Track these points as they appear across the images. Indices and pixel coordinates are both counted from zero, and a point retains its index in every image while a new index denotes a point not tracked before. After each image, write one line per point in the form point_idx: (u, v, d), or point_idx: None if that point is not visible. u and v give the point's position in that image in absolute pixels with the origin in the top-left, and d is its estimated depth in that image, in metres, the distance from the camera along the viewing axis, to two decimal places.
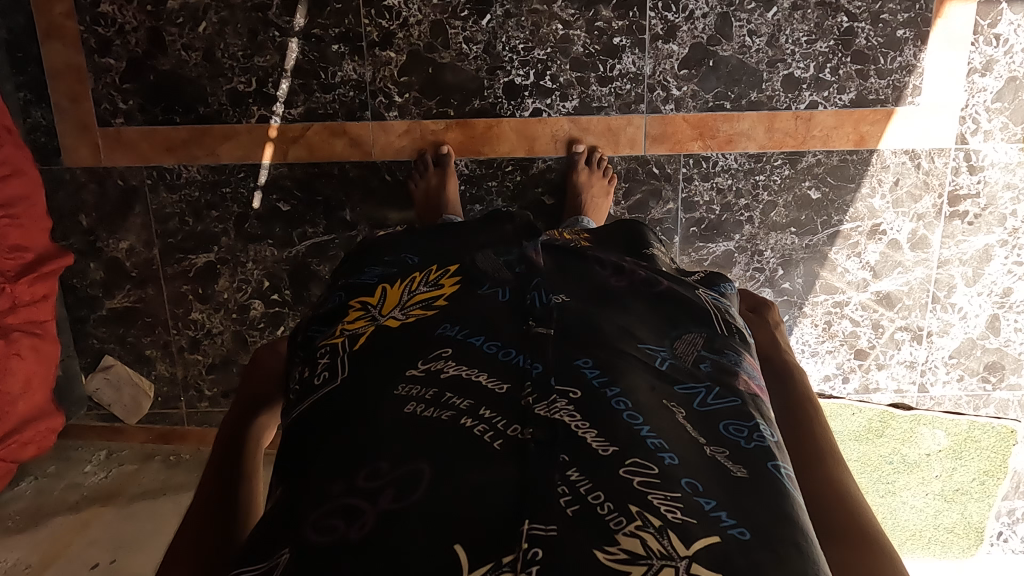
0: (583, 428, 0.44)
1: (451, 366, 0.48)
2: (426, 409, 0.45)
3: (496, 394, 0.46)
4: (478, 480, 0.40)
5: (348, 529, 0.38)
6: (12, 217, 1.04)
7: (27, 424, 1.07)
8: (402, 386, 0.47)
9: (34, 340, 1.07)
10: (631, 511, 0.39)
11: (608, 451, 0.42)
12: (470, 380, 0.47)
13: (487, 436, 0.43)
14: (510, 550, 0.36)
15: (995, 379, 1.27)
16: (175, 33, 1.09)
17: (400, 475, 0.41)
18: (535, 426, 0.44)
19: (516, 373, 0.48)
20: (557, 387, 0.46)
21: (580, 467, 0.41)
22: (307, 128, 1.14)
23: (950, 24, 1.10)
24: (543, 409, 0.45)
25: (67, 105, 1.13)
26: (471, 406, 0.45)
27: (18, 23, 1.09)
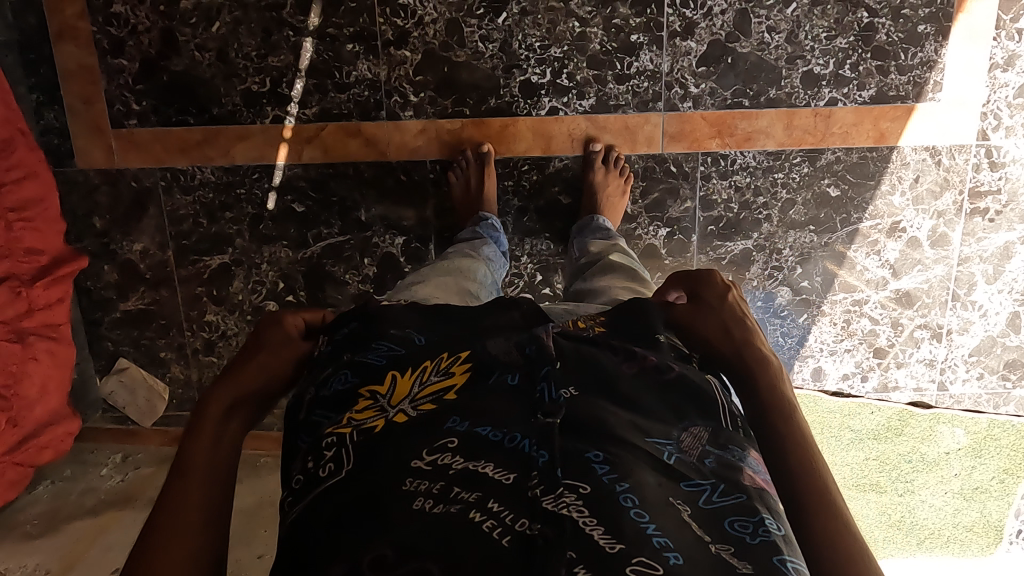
0: (590, 524, 0.42)
1: (459, 461, 0.47)
2: (435, 505, 0.44)
3: (506, 486, 0.45)
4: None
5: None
6: (27, 220, 1.03)
7: (44, 427, 1.07)
8: (410, 480, 0.45)
9: (50, 344, 1.06)
10: None
11: (615, 549, 0.41)
12: (478, 474, 0.46)
13: (495, 532, 0.42)
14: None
15: (1016, 376, 1.26)
16: (189, 33, 1.09)
17: (407, 571, 0.39)
18: (543, 522, 0.42)
19: (522, 465, 0.47)
20: (565, 481, 0.45)
21: (588, 567, 0.40)
22: (322, 128, 1.13)
23: (973, 19, 1.09)
24: (550, 502, 0.44)
25: (81, 107, 1.12)
26: (479, 500, 0.44)
27: (30, 25, 1.08)
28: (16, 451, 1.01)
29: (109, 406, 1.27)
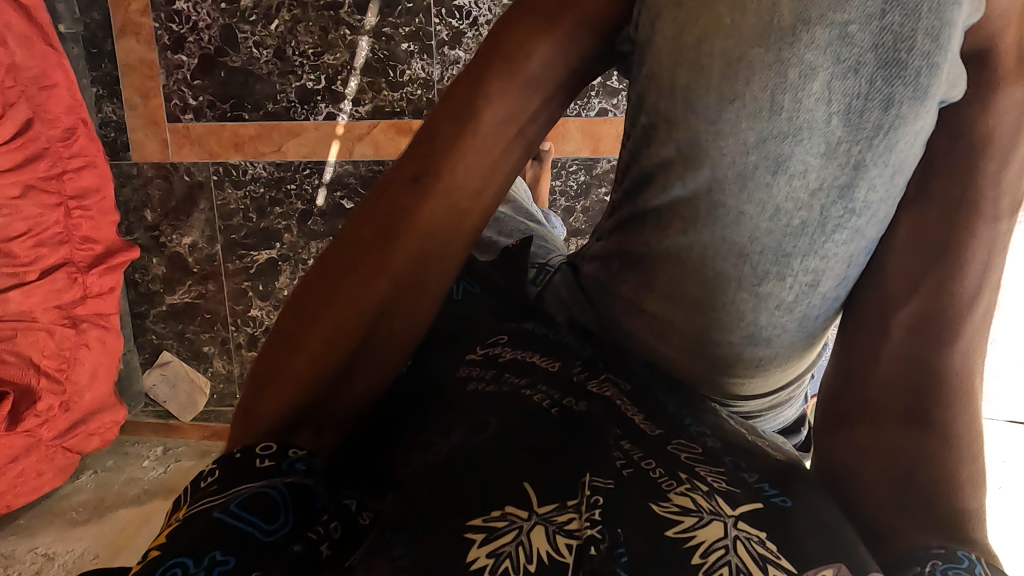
0: (628, 405, 0.37)
1: (508, 350, 0.41)
2: (485, 384, 0.38)
3: (550, 370, 0.40)
4: (530, 444, 0.33)
5: (425, 457, 0.33)
6: (85, 208, 1.05)
7: (92, 415, 1.07)
8: (462, 367, 0.40)
9: (101, 332, 1.07)
10: (681, 476, 0.31)
11: (655, 432, 0.35)
12: (528, 362, 0.40)
13: (545, 404, 0.36)
14: (573, 494, 0.30)
15: None
16: (248, 30, 1.11)
17: (466, 426, 0.35)
18: (590, 400, 0.37)
19: (564, 353, 0.42)
20: (607, 372, 0.40)
21: (633, 440, 0.34)
22: (374, 126, 1.15)
23: None
24: (595, 386, 0.39)
25: (139, 101, 1.14)
26: (529, 382, 0.38)
27: (94, 19, 1.11)
28: (65, 437, 1.01)
29: (150, 400, 1.28)
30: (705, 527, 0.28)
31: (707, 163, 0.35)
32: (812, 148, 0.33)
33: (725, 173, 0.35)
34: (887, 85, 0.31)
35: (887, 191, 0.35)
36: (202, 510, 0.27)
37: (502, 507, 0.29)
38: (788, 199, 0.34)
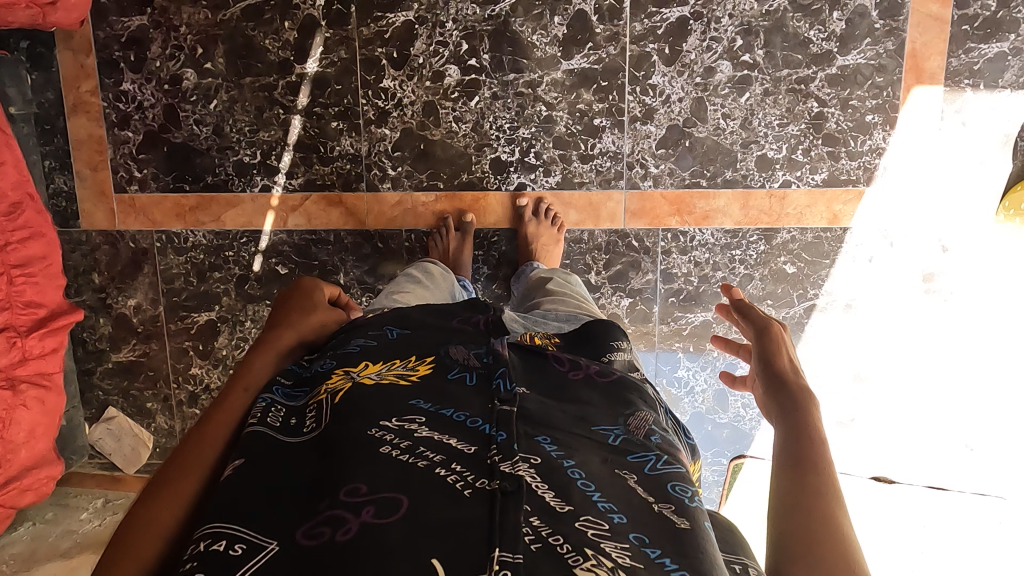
0: (540, 484, 0.46)
1: (425, 429, 0.51)
2: (401, 454, 0.47)
3: (467, 453, 0.49)
4: (454, 517, 0.42)
5: (334, 533, 0.41)
6: (29, 275, 1.12)
7: (27, 471, 1.14)
8: (376, 429, 0.49)
9: (40, 392, 1.13)
10: (586, 552, 0.41)
11: (565, 508, 0.45)
12: (443, 442, 0.50)
13: (458, 484, 0.45)
14: (482, 569, 0.39)
15: (976, 446, 1.27)
16: (189, 109, 1.18)
17: (380, 497, 0.43)
18: (502, 478, 0.46)
19: (481, 438, 0.51)
20: (519, 453, 0.49)
21: (543, 518, 0.43)
22: (306, 198, 1.22)
23: (917, 110, 1.15)
24: (507, 465, 0.47)
25: (88, 173, 1.23)
26: (443, 459, 0.48)
27: (48, 99, 1.20)
28: None
29: (94, 452, 1.34)
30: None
31: None
32: None
33: None
34: None
35: None
36: None
37: None
38: None
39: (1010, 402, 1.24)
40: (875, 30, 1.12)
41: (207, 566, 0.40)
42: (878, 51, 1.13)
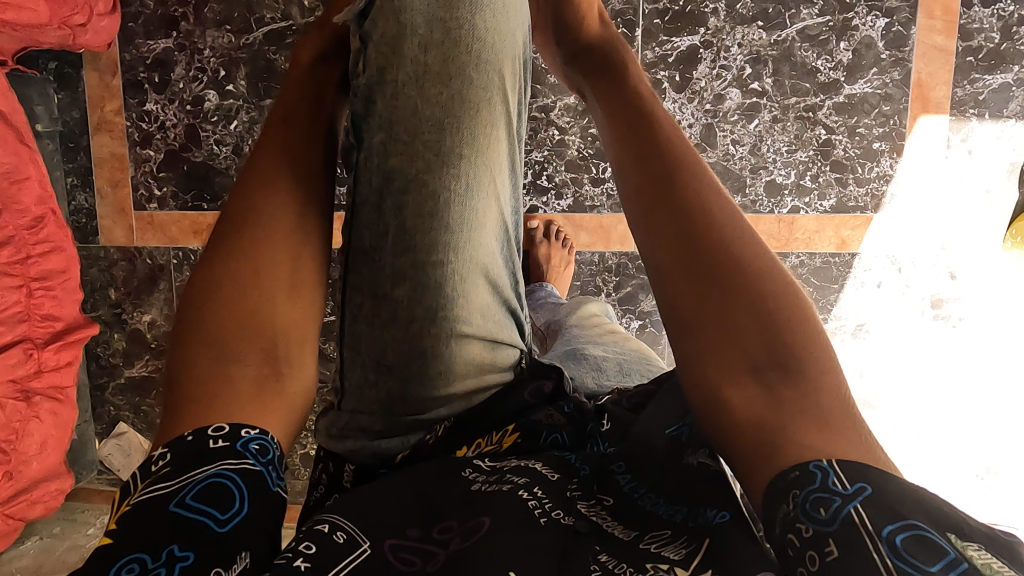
0: (611, 522, 0.46)
1: (516, 462, 0.51)
2: (488, 485, 0.47)
3: (550, 480, 0.48)
4: (529, 537, 0.41)
5: (424, 565, 0.39)
6: (48, 288, 1.14)
7: (38, 483, 1.14)
8: (469, 472, 0.48)
9: (54, 404, 1.14)
10: (645, 565, 0.41)
11: (629, 535, 0.45)
12: (531, 468, 0.50)
13: (537, 511, 0.44)
14: None
15: (985, 473, 1.27)
16: (210, 130, 1.21)
17: (465, 528, 0.42)
18: (577, 515, 0.45)
19: (566, 468, 0.51)
20: (597, 492, 0.49)
21: (610, 552, 0.42)
22: (322, 218, 1.24)
23: (924, 138, 1.17)
24: (584, 505, 0.47)
25: (109, 190, 1.25)
26: (527, 482, 0.47)
27: (74, 118, 1.23)
28: (9, 504, 1.09)
29: (104, 468, 1.35)
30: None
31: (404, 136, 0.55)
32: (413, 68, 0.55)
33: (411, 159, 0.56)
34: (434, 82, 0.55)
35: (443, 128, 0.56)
36: (160, 498, 0.39)
37: None
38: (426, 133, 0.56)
39: (1016, 427, 1.25)
40: (881, 60, 1.15)
41: (310, 538, 0.39)
42: (885, 81, 1.15)
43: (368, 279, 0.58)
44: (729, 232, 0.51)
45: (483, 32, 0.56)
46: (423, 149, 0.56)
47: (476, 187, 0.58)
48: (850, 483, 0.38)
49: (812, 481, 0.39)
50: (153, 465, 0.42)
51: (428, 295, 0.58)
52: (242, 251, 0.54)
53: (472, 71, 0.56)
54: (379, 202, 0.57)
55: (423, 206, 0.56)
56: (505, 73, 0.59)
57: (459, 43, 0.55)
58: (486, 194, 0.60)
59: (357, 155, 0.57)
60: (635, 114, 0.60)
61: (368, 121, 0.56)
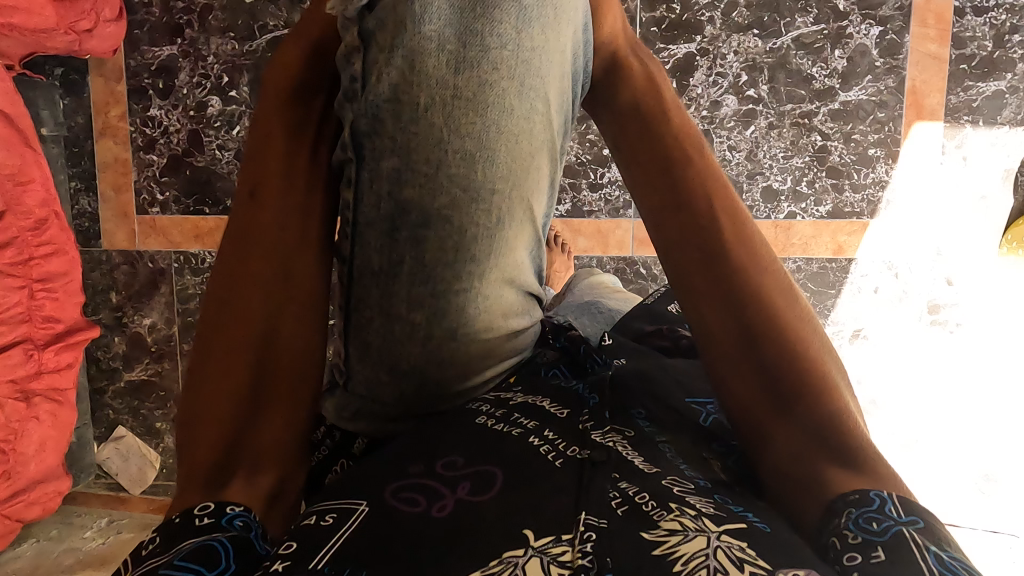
0: (629, 449, 0.43)
1: (520, 396, 0.49)
2: (496, 423, 0.45)
3: (559, 415, 0.47)
4: (545, 479, 0.40)
5: (429, 509, 0.37)
6: (49, 290, 1.14)
7: (35, 484, 1.14)
8: (473, 405, 0.47)
9: (53, 405, 1.15)
10: (671, 503, 0.37)
11: (653, 468, 0.41)
12: (537, 404, 0.48)
13: (550, 455, 0.42)
14: (567, 529, 0.36)
15: (986, 482, 1.26)
16: (212, 135, 1.22)
17: (474, 470, 0.40)
18: (593, 447, 0.43)
19: (575, 401, 0.49)
20: (611, 422, 0.46)
21: (630, 479, 0.40)
22: None
23: (918, 145, 1.18)
24: (598, 435, 0.44)
25: (112, 195, 1.27)
26: (536, 425, 0.45)
27: (79, 123, 1.25)
28: (5, 504, 1.09)
29: (102, 471, 1.35)
30: (689, 543, 0.34)
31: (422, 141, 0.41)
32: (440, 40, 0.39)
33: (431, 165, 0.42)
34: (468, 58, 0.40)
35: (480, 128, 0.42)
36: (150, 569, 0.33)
37: (499, 555, 0.34)
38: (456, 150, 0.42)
39: (1014, 435, 1.25)
40: (875, 68, 1.16)
41: (295, 537, 0.36)
42: (879, 88, 1.17)
43: (381, 296, 0.45)
44: (786, 310, 0.41)
45: (530, 56, 0.42)
46: (448, 180, 0.42)
47: (509, 218, 0.46)
48: (904, 513, 0.35)
49: (868, 504, 0.36)
50: (143, 549, 0.36)
51: (448, 324, 0.46)
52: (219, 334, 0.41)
53: (513, 102, 0.42)
54: (390, 232, 0.43)
55: (445, 249, 0.44)
56: (553, 95, 0.45)
57: (495, 68, 0.41)
58: (518, 222, 0.47)
59: (357, 174, 0.42)
60: (631, 92, 0.45)
61: (375, 143, 0.41)
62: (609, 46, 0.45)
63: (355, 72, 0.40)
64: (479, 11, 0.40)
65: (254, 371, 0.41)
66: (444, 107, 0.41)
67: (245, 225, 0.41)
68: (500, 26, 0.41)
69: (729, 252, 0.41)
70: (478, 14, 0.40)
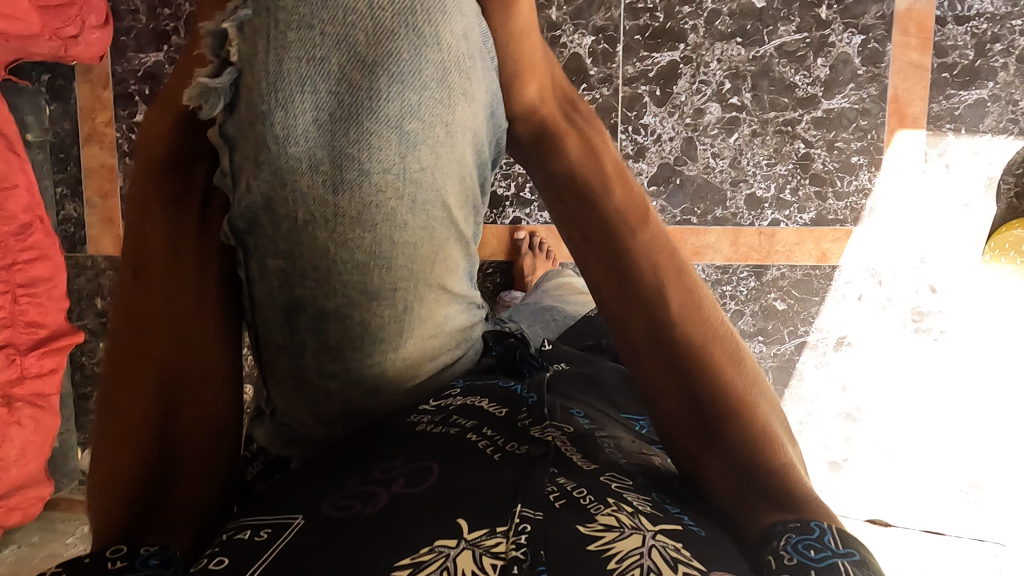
0: (569, 446, 0.44)
1: (461, 399, 0.50)
2: (434, 426, 0.46)
3: (499, 416, 0.48)
4: (483, 476, 0.40)
5: (364, 507, 0.38)
6: (32, 295, 1.14)
7: (17, 490, 1.14)
8: (414, 414, 0.48)
9: (35, 411, 1.15)
10: (607, 499, 0.38)
11: (590, 465, 0.42)
12: (477, 407, 0.49)
13: (488, 449, 0.43)
14: (502, 521, 0.36)
15: (971, 490, 1.26)
16: None
17: (412, 468, 0.41)
18: (530, 443, 0.44)
19: (513, 400, 0.51)
20: (550, 418, 0.47)
21: (569, 475, 0.40)
22: None
23: (901, 152, 1.19)
24: (536, 430, 0.45)
25: (98, 201, 1.27)
26: (475, 425, 0.46)
27: (64, 129, 1.25)
28: None
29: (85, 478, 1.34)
30: (626, 539, 0.35)
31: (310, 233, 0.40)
32: (305, 142, 0.37)
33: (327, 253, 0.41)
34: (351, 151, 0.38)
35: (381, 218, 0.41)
36: None
37: (431, 541, 0.34)
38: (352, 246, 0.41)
39: (1001, 443, 1.24)
40: (858, 76, 1.17)
41: (228, 553, 0.36)
42: (861, 96, 1.18)
43: (290, 365, 0.46)
44: (724, 372, 0.48)
45: (419, 175, 0.41)
46: (338, 274, 0.41)
47: (415, 299, 0.46)
48: (842, 545, 0.39)
49: (810, 532, 0.40)
50: None
51: (361, 391, 0.48)
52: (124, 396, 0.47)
53: (404, 216, 0.42)
54: (287, 314, 0.43)
55: (346, 339, 0.44)
56: (448, 187, 0.44)
57: (380, 190, 0.40)
58: (430, 300, 0.48)
59: (245, 259, 0.42)
60: (566, 171, 0.51)
61: (257, 239, 0.41)
62: (535, 110, 0.51)
63: (226, 169, 0.39)
64: (354, 135, 0.38)
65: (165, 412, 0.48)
66: (327, 226, 0.40)
67: (140, 301, 0.46)
68: (380, 149, 0.39)
69: (676, 322, 0.49)
70: (353, 137, 0.38)
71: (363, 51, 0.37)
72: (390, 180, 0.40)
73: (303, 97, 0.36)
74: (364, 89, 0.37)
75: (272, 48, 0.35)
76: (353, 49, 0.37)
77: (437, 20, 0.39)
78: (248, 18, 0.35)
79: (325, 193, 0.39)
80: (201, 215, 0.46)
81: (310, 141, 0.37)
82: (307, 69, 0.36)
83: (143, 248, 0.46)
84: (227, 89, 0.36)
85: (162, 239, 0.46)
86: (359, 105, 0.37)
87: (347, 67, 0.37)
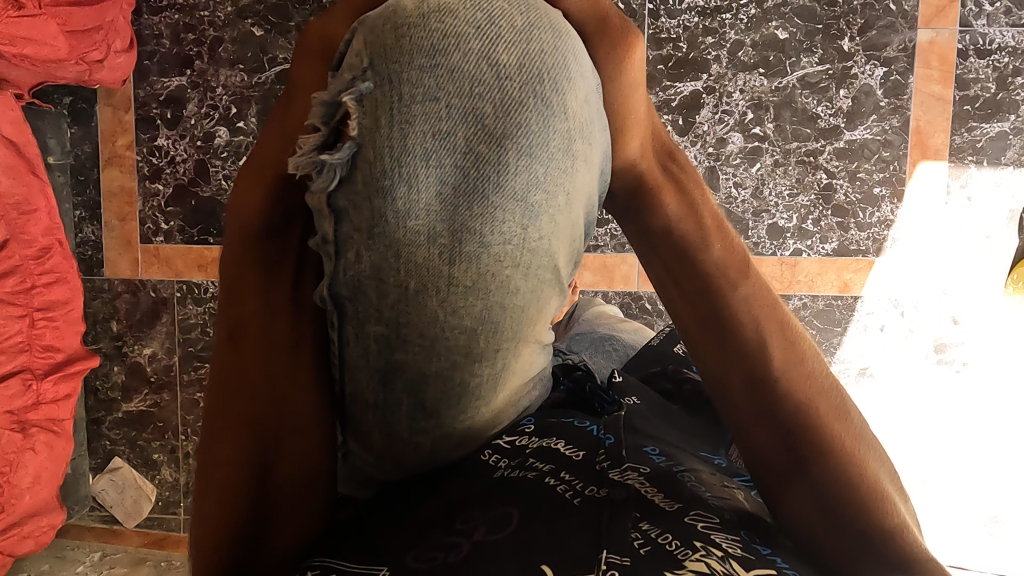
0: (650, 488, 0.43)
1: (534, 440, 0.47)
2: (513, 471, 0.43)
3: (574, 460, 0.45)
4: (565, 522, 0.39)
5: (447, 557, 0.37)
6: (50, 319, 1.13)
7: (29, 518, 1.12)
8: (486, 454, 0.45)
9: (49, 437, 1.13)
10: (696, 544, 0.37)
11: (674, 506, 0.41)
12: (551, 449, 0.46)
13: (567, 493, 0.42)
14: (590, 570, 0.35)
15: (996, 522, 1.24)
16: (219, 165, 1.22)
17: (491, 516, 0.39)
18: (611, 486, 0.42)
19: (589, 442, 0.48)
20: (627, 459, 0.46)
21: (653, 520, 0.39)
22: None
23: (923, 185, 1.19)
24: (616, 473, 0.44)
25: (117, 224, 1.26)
26: (552, 469, 0.44)
27: (85, 152, 1.26)
28: None
29: (96, 504, 1.34)
30: None
31: (419, 304, 0.36)
32: (423, 212, 0.34)
33: (432, 325, 0.37)
34: (471, 220, 0.35)
35: (493, 288, 0.37)
36: None
37: None
38: (459, 317, 0.37)
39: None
40: (880, 108, 1.17)
41: None
42: (884, 128, 1.18)
43: (379, 422, 0.41)
44: (838, 431, 0.43)
45: (537, 243, 0.37)
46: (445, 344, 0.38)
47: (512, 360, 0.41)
48: None
49: None
50: None
51: (450, 444, 0.43)
52: (211, 464, 0.42)
53: (517, 283, 0.37)
54: (384, 376, 0.39)
55: (443, 400, 0.40)
56: (563, 251, 0.39)
57: (497, 261, 0.36)
58: (524, 355, 0.43)
59: (340, 324, 0.38)
60: (667, 211, 0.43)
61: (358, 305, 0.37)
62: (636, 166, 0.42)
63: (328, 236, 0.35)
64: (477, 209, 0.34)
65: (256, 481, 0.43)
66: (439, 296, 0.36)
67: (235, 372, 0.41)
68: (501, 218, 0.35)
69: (775, 379, 0.43)
70: (476, 213, 0.34)
71: (491, 123, 0.33)
72: (507, 247, 0.36)
73: (427, 172, 0.33)
74: (491, 165, 0.34)
75: (396, 122, 0.33)
76: (480, 122, 0.33)
77: (566, 86, 0.34)
78: (369, 90, 0.33)
79: (440, 263, 0.35)
80: (297, 276, 0.40)
81: (429, 211, 0.34)
82: (432, 144, 0.33)
83: (237, 314, 0.40)
84: (344, 162, 0.33)
85: (254, 296, 0.40)
86: (484, 179, 0.34)
87: (475, 141, 0.33)
